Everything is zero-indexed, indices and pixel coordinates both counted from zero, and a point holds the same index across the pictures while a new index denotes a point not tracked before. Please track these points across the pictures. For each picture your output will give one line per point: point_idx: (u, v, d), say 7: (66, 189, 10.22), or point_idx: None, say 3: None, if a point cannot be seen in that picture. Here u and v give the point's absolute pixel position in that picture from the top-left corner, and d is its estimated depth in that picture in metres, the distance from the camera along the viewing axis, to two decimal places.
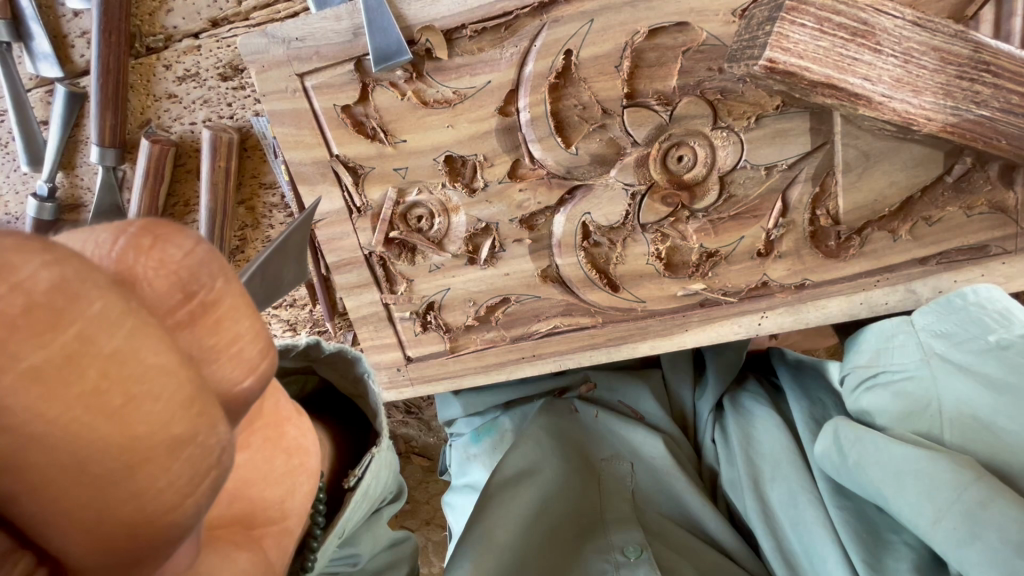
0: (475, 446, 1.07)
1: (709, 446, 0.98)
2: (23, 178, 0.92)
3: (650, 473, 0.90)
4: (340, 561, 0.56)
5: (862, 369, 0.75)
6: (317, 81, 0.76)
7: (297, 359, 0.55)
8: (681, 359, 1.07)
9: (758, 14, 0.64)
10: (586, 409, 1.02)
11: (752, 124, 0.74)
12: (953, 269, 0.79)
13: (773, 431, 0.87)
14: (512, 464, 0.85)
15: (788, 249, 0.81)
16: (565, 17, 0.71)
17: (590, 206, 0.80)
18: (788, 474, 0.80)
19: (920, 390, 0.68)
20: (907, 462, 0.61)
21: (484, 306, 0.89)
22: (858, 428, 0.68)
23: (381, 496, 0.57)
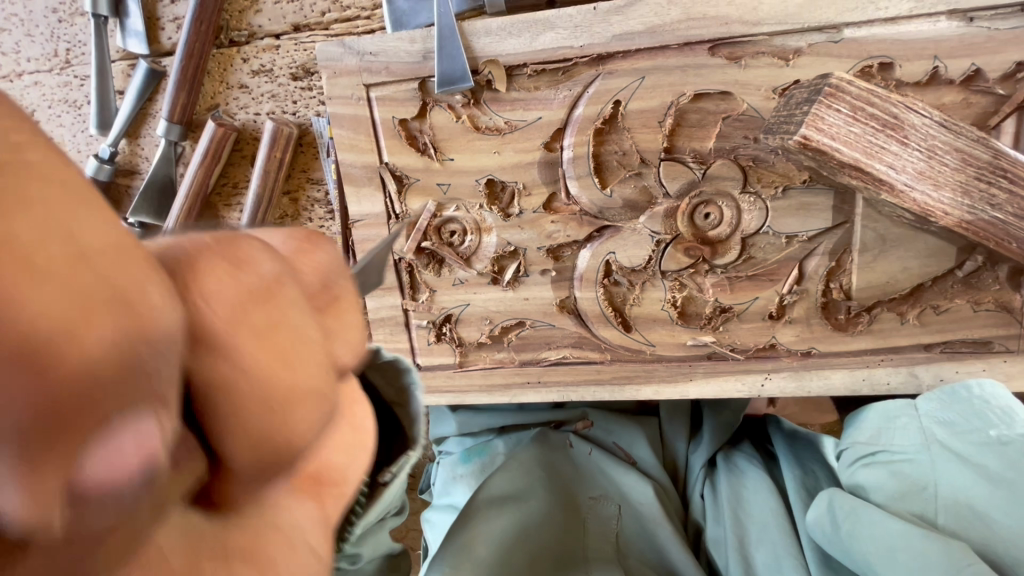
0: (463, 467, 1.07)
1: (697, 501, 0.98)
2: (88, 139, 0.97)
3: (636, 519, 0.90)
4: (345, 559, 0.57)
5: (861, 445, 0.77)
6: (382, 93, 0.82)
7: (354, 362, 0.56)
8: (678, 411, 1.09)
9: (798, 94, 0.71)
10: (580, 446, 1.03)
11: (779, 194, 0.79)
12: (955, 359, 0.82)
13: (763, 495, 0.88)
14: (496, 485, 0.86)
15: (799, 316, 0.84)
16: (619, 71, 0.77)
17: (616, 246, 0.84)
18: (775, 538, 0.81)
19: (918, 472, 0.70)
20: (901, 539, 0.62)
21: (498, 327, 0.92)
22: (854, 501, 0.69)
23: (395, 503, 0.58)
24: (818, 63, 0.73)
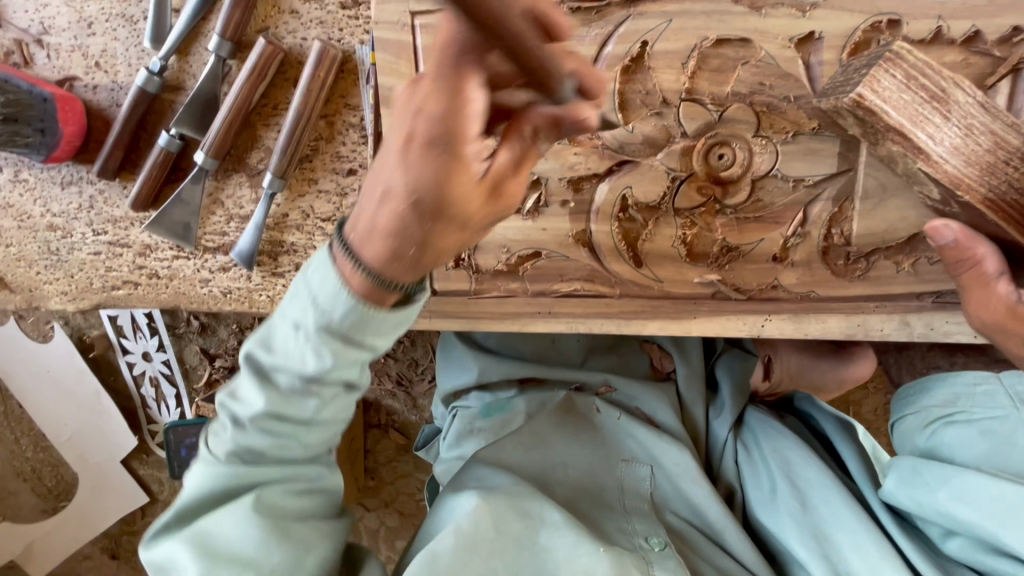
0: (483, 420, 1.22)
1: (727, 465, 1.13)
2: (140, 53, 1.03)
3: (666, 479, 1.09)
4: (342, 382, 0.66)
5: (939, 408, 0.87)
6: (426, 21, 0.88)
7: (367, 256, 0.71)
8: (694, 379, 1.22)
9: (857, 62, 0.77)
10: (609, 412, 1.18)
11: (788, 138, 0.85)
12: (945, 308, 0.87)
13: (806, 464, 1.03)
14: (515, 453, 1.09)
15: (801, 259, 0.89)
16: (648, 13, 0.83)
17: (632, 181, 0.89)
18: (811, 489, 1.00)
19: (1004, 429, 0.82)
20: (1011, 501, 0.74)
21: (515, 256, 0.96)
22: (949, 468, 0.81)
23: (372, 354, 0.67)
24: (831, 17, 0.80)
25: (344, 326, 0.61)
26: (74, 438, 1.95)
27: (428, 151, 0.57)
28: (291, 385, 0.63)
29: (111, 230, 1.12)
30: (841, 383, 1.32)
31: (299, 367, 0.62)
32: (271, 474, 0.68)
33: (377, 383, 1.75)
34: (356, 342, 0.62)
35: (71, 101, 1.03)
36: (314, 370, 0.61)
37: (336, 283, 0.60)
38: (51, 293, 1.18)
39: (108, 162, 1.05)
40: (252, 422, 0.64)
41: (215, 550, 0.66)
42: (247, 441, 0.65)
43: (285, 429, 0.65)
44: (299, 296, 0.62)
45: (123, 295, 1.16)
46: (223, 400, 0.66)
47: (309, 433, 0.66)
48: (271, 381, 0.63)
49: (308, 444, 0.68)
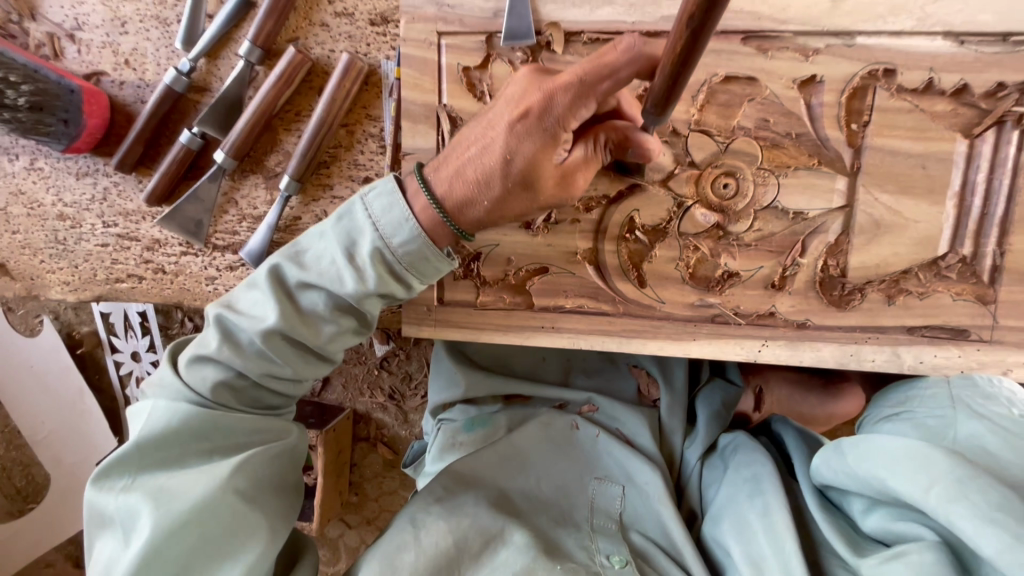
0: (465, 433, 1.23)
1: (693, 487, 1.15)
2: (169, 54, 1.06)
3: (638, 496, 1.10)
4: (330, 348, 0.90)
5: (890, 407, 0.92)
6: (451, 42, 0.92)
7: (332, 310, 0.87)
8: (676, 407, 1.21)
9: None
10: (587, 429, 1.18)
11: (789, 172, 0.89)
12: (934, 343, 0.90)
13: (756, 463, 1.02)
14: (493, 467, 1.11)
15: (798, 288, 0.92)
16: None
17: (640, 204, 0.93)
18: (758, 490, 0.96)
19: (938, 423, 0.83)
20: (900, 451, 0.75)
21: (522, 269, 0.99)
22: (861, 437, 0.82)
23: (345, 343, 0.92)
24: (833, 62, 0.86)
25: (388, 255, 0.83)
26: (51, 437, 1.90)
27: (535, 124, 0.78)
28: (309, 311, 0.87)
29: (121, 223, 1.13)
30: (828, 418, 1.34)
31: (328, 290, 0.85)
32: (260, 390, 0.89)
33: (369, 395, 1.74)
34: (388, 277, 0.85)
35: (97, 95, 1.06)
36: (353, 287, 0.83)
37: (400, 216, 0.81)
38: (53, 282, 1.18)
39: (127, 156, 1.06)
40: (259, 336, 0.85)
41: (181, 507, 0.79)
42: (243, 358, 0.86)
43: (286, 355, 0.88)
44: (353, 224, 0.83)
45: (127, 288, 1.16)
46: (229, 320, 0.86)
47: (303, 367, 0.91)
48: (309, 290, 0.86)
49: (302, 373, 0.91)
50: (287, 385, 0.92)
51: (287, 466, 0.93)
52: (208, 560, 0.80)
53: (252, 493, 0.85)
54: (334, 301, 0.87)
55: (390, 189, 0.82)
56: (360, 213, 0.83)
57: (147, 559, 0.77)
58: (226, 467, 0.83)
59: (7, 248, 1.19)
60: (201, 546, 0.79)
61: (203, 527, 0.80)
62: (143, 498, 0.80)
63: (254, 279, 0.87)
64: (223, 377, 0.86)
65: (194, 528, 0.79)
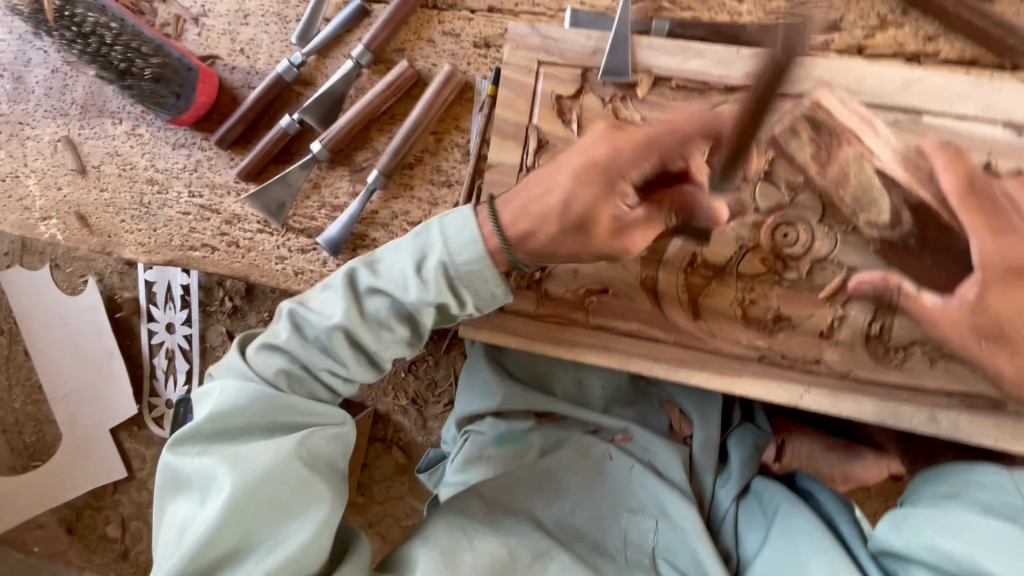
0: (494, 449, 1.28)
1: (728, 532, 1.17)
2: (283, 47, 1.15)
3: (671, 529, 1.15)
4: (385, 348, 0.95)
5: (950, 487, 0.95)
6: (550, 71, 1.01)
7: (396, 316, 0.93)
8: (710, 446, 1.25)
9: None
10: (622, 460, 1.23)
11: (849, 230, 0.96)
12: (970, 410, 0.95)
13: (802, 519, 1.08)
14: (527, 492, 1.19)
15: (844, 339, 0.98)
16: (745, 101, 0.97)
17: (704, 241, 1.00)
18: (802, 548, 1.03)
19: (1009, 509, 0.87)
20: (987, 531, 0.84)
21: (583, 288, 1.04)
22: (935, 512, 0.91)
23: (403, 348, 0.97)
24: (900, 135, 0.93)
25: (453, 271, 0.89)
26: (70, 396, 1.92)
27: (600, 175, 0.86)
28: (372, 315, 0.92)
29: (206, 195, 1.20)
30: (845, 478, 1.36)
31: (393, 298, 0.92)
32: (317, 383, 0.94)
33: (392, 396, 1.76)
34: (448, 290, 0.90)
35: (210, 77, 1.14)
36: (416, 298, 0.90)
37: (468, 239, 0.88)
38: (127, 241, 1.24)
39: (228, 134, 1.15)
40: (325, 333, 0.91)
41: (254, 469, 0.84)
42: (308, 349, 0.92)
43: (345, 354, 0.93)
44: (427, 240, 0.90)
45: (198, 257, 1.21)
46: (302, 315, 0.93)
47: (357, 368, 0.95)
48: (376, 295, 0.92)
49: (355, 374, 0.96)
50: (339, 382, 0.96)
51: (342, 443, 0.96)
52: (275, 519, 0.84)
53: (312, 466, 0.89)
54: (396, 308, 0.92)
55: (465, 214, 0.90)
56: (435, 230, 0.90)
57: (221, 517, 0.82)
58: (294, 437, 0.89)
59: (90, 204, 1.25)
60: (271, 507, 0.84)
61: (273, 489, 0.85)
62: (218, 462, 0.85)
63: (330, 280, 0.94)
64: (286, 366, 0.92)
65: (265, 490, 0.84)
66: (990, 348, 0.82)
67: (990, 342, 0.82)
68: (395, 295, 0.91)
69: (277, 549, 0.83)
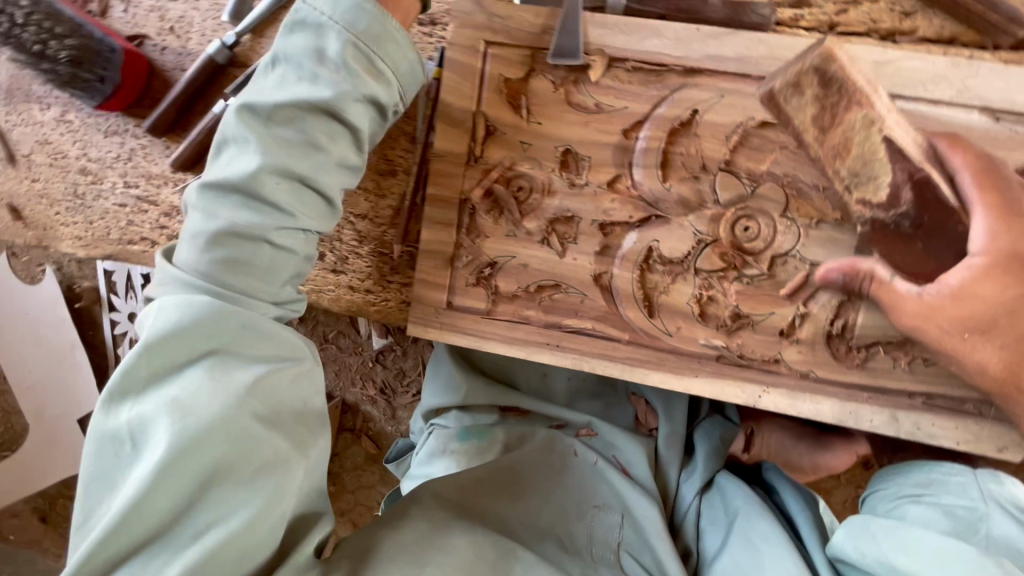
0: (459, 442, 1.24)
1: (689, 528, 1.15)
2: (216, 26, 1.07)
3: (636, 529, 1.11)
4: (310, 165, 0.74)
5: (912, 488, 0.93)
6: (497, 52, 0.93)
7: (324, 109, 0.74)
8: (675, 440, 1.22)
9: None
10: (586, 455, 1.20)
11: (813, 224, 0.90)
12: (933, 411, 0.91)
13: (761, 521, 1.04)
14: (489, 492, 1.11)
15: (805, 337, 0.93)
16: (703, 85, 0.90)
17: (660, 235, 0.94)
18: (762, 552, 0.98)
19: (969, 515, 0.85)
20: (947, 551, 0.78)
21: (535, 284, 0.99)
22: (895, 525, 0.85)
23: (347, 165, 0.78)
24: None
25: (357, 41, 0.75)
26: (35, 387, 1.89)
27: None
28: (288, 144, 0.74)
29: (143, 186, 1.14)
30: (814, 468, 1.33)
31: (306, 106, 0.74)
32: (267, 250, 0.73)
33: (360, 387, 1.73)
34: (365, 74, 0.76)
35: (137, 58, 1.06)
36: (330, 93, 0.74)
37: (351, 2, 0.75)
38: (64, 235, 1.18)
39: (159, 121, 1.07)
40: (241, 181, 0.72)
41: (195, 422, 0.65)
42: (226, 210, 0.72)
43: (281, 191, 0.73)
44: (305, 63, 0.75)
45: (138, 251, 1.16)
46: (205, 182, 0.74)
47: (303, 209, 0.75)
48: (277, 120, 0.74)
49: (333, 149, 0.76)
50: (342, 144, 0.77)
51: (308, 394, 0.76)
52: (228, 484, 0.67)
53: (272, 415, 0.71)
54: (317, 126, 0.75)
55: None
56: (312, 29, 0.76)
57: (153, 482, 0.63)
58: (248, 379, 0.69)
59: (23, 195, 1.18)
60: (225, 463, 0.66)
61: (224, 446, 0.66)
62: (156, 409, 0.66)
63: (224, 137, 0.76)
64: (217, 239, 0.72)
65: (207, 448, 0.65)
66: (971, 339, 0.80)
67: (972, 334, 0.80)
68: (310, 104, 0.74)
69: (231, 520, 0.65)
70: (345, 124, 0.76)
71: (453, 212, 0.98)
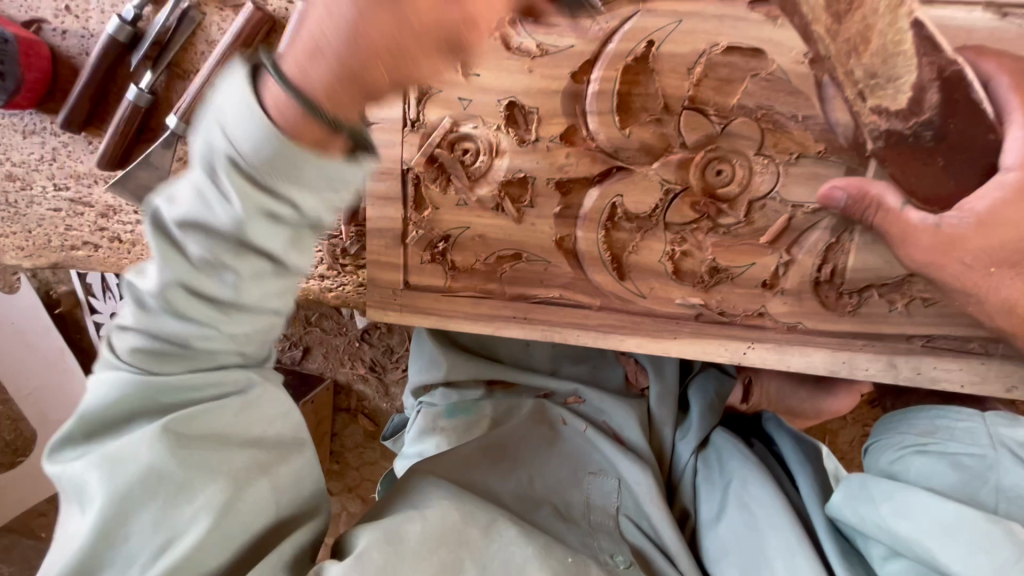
0: (447, 419, 1.18)
1: (686, 490, 1.10)
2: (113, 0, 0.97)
3: (631, 496, 1.05)
4: (225, 280, 0.55)
5: (915, 437, 0.87)
6: None
7: (231, 226, 0.52)
8: (667, 399, 1.16)
9: None
10: (575, 423, 1.15)
11: (792, 160, 0.80)
12: (935, 354, 0.84)
13: (763, 488, 0.99)
14: (480, 468, 1.04)
15: (791, 288, 0.85)
16: (659, 10, 0.77)
17: (624, 189, 0.84)
18: (758, 518, 0.95)
19: (977, 465, 0.80)
20: (950, 517, 0.74)
21: (494, 255, 0.91)
22: (896, 485, 0.81)
23: (269, 263, 0.55)
24: None
25: (243, 162, 0.49)
26: None
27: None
28: (202, 258, 0.54)
29: (73, 187, 1.06)
30: (817, 412, 1.26)
31: (200, 224, 0.53)
32: (206, 371, 0.63)
33: (350, 366, 1.70)
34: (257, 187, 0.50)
35: (36, 46, 0.96)
36: (221, 218, 0.51)
37: (244, 104, 0.48)
38: (7, 248, 1.13)
39: (73, 115, 0.98)
40: (162, 303, 0.57)
41: (131, 471, 0.62)
42: (153, 325, 0.58)
43: (203, 307, 0.57)
44: (207, 120, 0.51)
45: (83, 256, 1.10)
46: (129, 277, 0.59)
47: (227, 322, 0.59)
48: (178, 237, 0.54)
49: (259, 242, 0.53)
50: (263, 231, 0.52)
51: (245, 431, 0.69)
52: (168, 521, 0.63)
53: (201, 452, 0.65)
54: (222, 245, 0.53)
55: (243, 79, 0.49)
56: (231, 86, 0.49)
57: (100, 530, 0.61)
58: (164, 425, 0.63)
59: None
60: (162, 501, 0.63)
61: (162, 487, 0.63)
62: (91, 465, 0.63)
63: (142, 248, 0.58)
64: (138, 355, 0.60)
65: (150, 493, 0.63)
66: (997, 275, 0.72)
67: (1000, 267, 0.71)
68: (209, 232, 0.53)
69: (170, 547, 0.63)
70: (284, 199, 0.51)
71: (396, 185, 0.89)
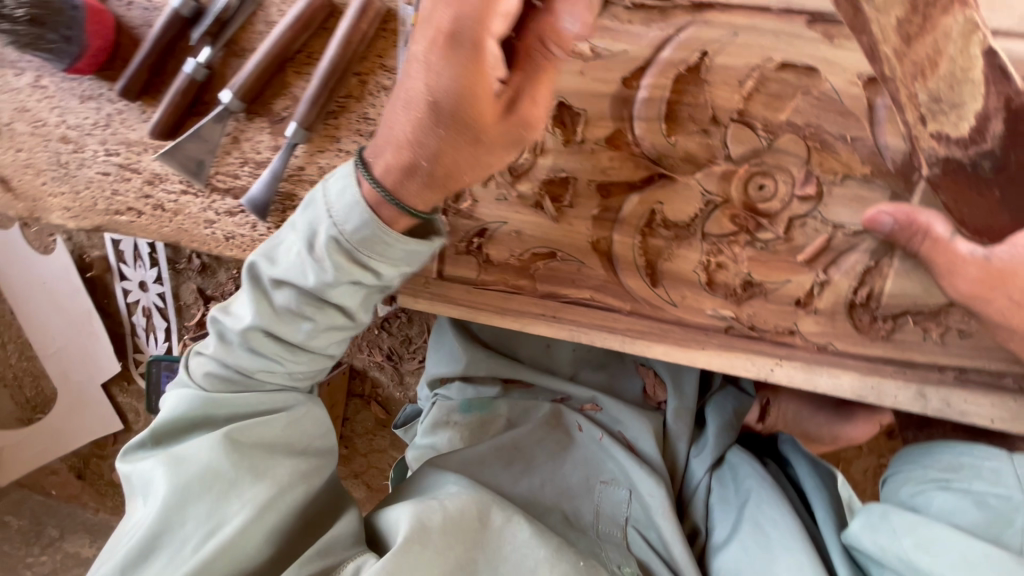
0: (461, 415, 1.19)
1: (697, 507, 1.10)
2: None
3: (642, 508, 1.05)
4: (304, 329, 0.76)
5: (939, 472, 0.86)
6: None
7: (320, 286, 0.73)
8: (683, 415, 1.15)
9: None
10: (591, 431, 1.14)
11: (837, 180, 0.79)
12: (966, 387, 0.83)
13: (776, 509, 0.98)
14: (493, 468, 1.06)
15: (825, 308, 0.85)
16: (715, 22, 0.78)
17: (664, 197, 0.85)
18: (772, 540, 0.94)
19: (1002, 505, 0.78)
20: (975, 555, 0.72)
21: (529, 252, 0.92)
22: (917, 519, 0.79)
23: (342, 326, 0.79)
24: None
25: (346, 243, 0.71)
26: None
27: (448, 51, 0.63)
28: (286, 311, 0.75)
29: (123, 152, 1.09)
30: (833, 438, 1.24)
31: (297, 286, 0.74)
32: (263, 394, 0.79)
33: (367, 352, 1.72)
34: (352, 267, 0.72)
35: (102, 14, 1.00)
36: (312, 283, 0.73)
37: (352, 201, 0.70)
38: (53, 207, 1.16)
39: (132, 83, 1.02)
40: (246, 338, 0.76)
41: (188, 470, 0.73)
42: (233, 354, 0.77)
43: (276, 347, 0.77)
44: (314, 213, 0.73)
45: (126, 221, 1.13)
46: (218, 316, 0.79)
47: (291, 359, 0.79)
48: (268, 290, 0.76)
49: (339, 300, 0.75)
50: (342, 294, 0.74)
51: (290, 441, 0.81)
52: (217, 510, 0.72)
53: (252, 457, 0.76)
54: (308, 300, 0.75)
55: (345, 173, 0.71)
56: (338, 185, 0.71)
57: (160, 519, 0.71)
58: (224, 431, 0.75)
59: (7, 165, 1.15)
60: (212, 495, 0.72)
61: (213, 483, 0.73)
62: (158, 463, 0.74)
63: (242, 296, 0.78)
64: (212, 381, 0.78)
65: (201, 488, 0.72)
66: None
67: None
68: (298, 288, 0.74)
69: (217, 534, 0.71)
70: (359, 275, 0.73)
71: None
